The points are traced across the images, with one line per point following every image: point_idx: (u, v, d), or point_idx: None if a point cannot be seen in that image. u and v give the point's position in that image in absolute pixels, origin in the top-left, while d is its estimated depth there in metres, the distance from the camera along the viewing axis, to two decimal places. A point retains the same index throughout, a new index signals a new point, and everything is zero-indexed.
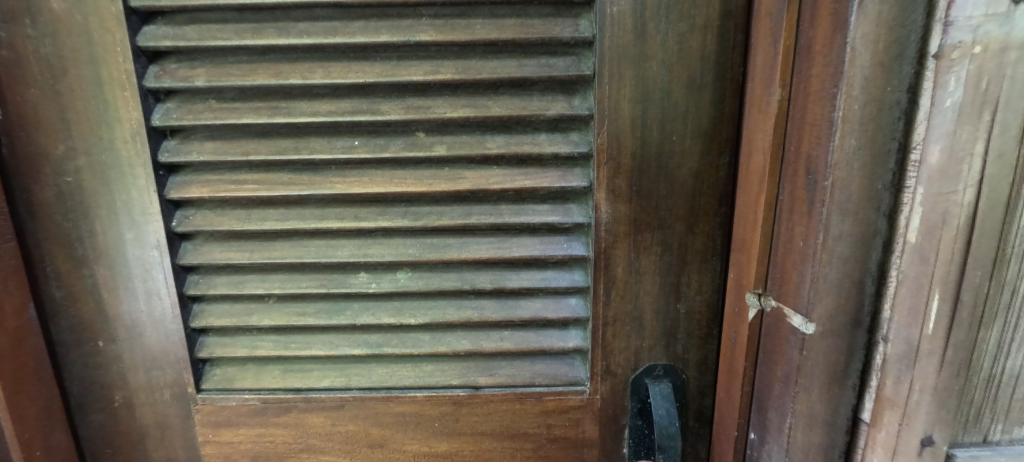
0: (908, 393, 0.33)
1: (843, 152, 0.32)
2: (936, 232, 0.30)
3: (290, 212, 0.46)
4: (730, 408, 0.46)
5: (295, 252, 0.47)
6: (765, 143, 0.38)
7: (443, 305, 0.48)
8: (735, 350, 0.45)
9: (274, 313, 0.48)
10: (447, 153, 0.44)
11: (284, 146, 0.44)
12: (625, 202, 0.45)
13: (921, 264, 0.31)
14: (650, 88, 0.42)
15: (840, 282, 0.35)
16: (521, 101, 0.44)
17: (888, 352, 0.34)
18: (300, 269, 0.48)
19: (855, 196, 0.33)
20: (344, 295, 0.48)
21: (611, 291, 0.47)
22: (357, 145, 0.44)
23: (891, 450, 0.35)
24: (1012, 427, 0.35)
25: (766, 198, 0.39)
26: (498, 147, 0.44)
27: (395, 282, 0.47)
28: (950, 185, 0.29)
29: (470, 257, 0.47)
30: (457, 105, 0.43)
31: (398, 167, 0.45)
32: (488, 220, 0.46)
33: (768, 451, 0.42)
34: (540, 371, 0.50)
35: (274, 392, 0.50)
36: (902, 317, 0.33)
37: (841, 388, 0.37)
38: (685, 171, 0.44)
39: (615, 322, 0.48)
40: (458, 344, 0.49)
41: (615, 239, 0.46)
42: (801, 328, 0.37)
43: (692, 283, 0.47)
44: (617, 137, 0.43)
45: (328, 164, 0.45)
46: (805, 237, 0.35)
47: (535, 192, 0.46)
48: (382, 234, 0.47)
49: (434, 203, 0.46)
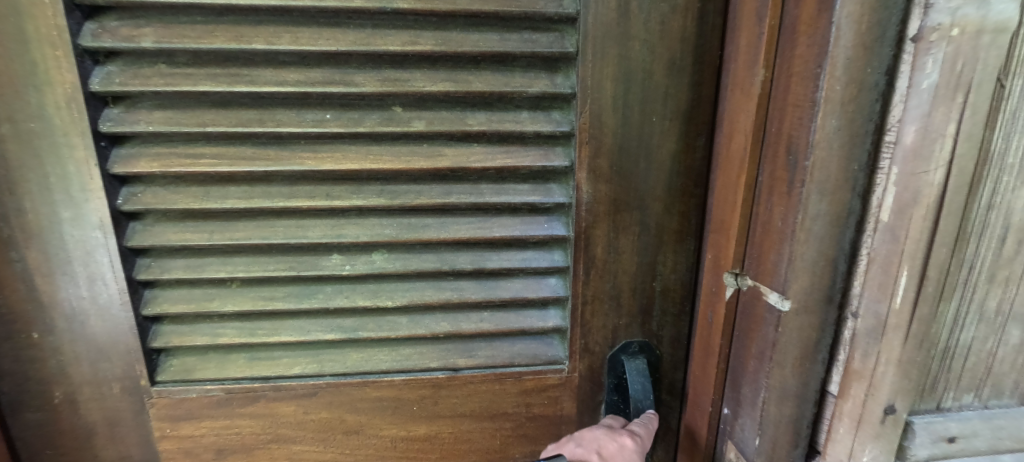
0: (875, 365, 0.35)
1: (825, 131, 0.32)
2: (906, 212, 0.32)
3: (255, 189, 0.43)
4: (705, 385, 0.48)
5: (261, 232, 0.44)
6: (747, 125, 0.38)
7: (421, 286, 0.47)
8: (711, 329, 0.46)
9: (239, 299, 0.46)
10: (426, 129, 0.43)
11: (247, 118, 0.41)
12: (606, 182, 0.44)
13: (891, 242, 0.33)
14: (632, 68, 0.42)
15: (816, 261, 0.36)
16: (502, 77, 0.43)
17: (857, 326, 0.36)
18: (266, 251, 0.45)
19: (833, 176, 0.33)
20: (315, 277, 0.46)
21: (590, 270, 0.47)
22: (328, 119, 0.42)
23: (856, 419, 0.37)
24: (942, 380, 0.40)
25: (746, 179, 0.39)
26: (478, 124, 0.43)
27: (371, 264, 0.46)
28: (923, 165, 0.30)
29: (449, 237, 0.45)
30: (436, 79, 0.42)
31: (373, 143, 0.43)
32: (468, 199, 0.45)
33: (740, 425, 0.44)
34: (519, 351, 0.50)
35: (240, 381, 0.48)
36: (872, 292, 0.34)
37: (812, 363, 0.38)
38: (664, 152, 0.44)
39: (593, 301, 0.48)
40: (437, 326, 0.48)
41: (594, 219, 0.45)
42: (778, 305, 0.38)
43: (667, 263, 0.48)
44: (599, 116, 0.43)
45: (297, 138, 0.42)
46: (783, 217, 0.36)
47: (516, 171, 0.45)
48: (356, 214, 0.45)
49: (412, 182, 0.44)
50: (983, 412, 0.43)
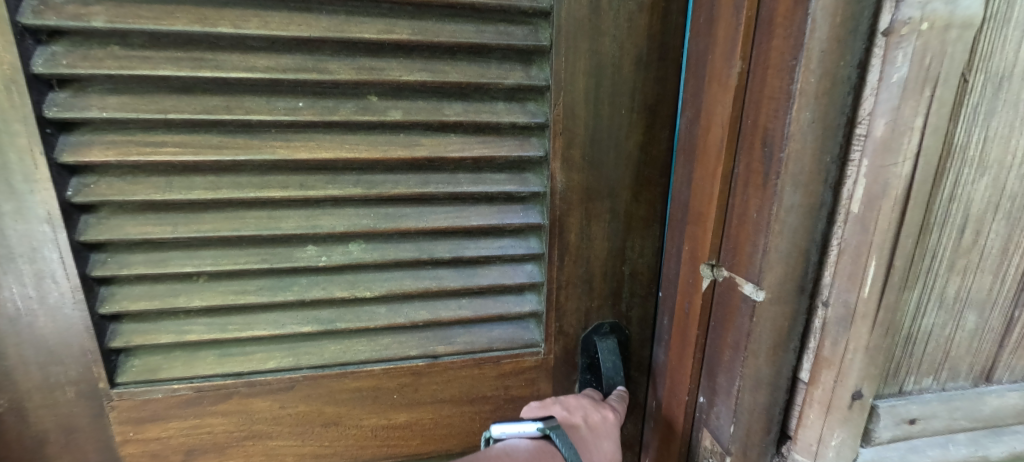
0: (844, 352, 0.37)
1: (799, 123, 0.33)
2: (876, 203, 0.32)
3: (223, 180, 0.42)
4: (681, 374, 0.48)
5: (230, 225, 0.43)
6: (724, 117, 0.38)
7: (400, 275, 0.47)
8: (688, 319, 0.46)
9: (207, 294, 0.44)
10: (403, 119, 0.42)
11: (213, 105, 0.40)
12: (578, 172, 0.46)
13: (861, 233, 0.33)
14: (603, 63, 0.43)
15: (789, 252, 0.36)
16: (479, 68, 0.43)
17: (828, 315, 0.37)
18: (235, 244, 0.43)
19: (807, 168, 0.34)
20: (288, 270, 0.45)
21: (565, 257, 0.48)
22: (301, 107, 0.41)
23: (825, 404, 0.39)
24: (904, 363, 0.42)
25: (722, 170, 0.39)
26: (455, 115, 0.43)
27: (347, 254, 0.45)
28: (892, 157, 0.31)
29: (427, 227, 0.45)
30: (412, 69, 0.42)
31: (348, 131, 0.42)
32: (446, 189, 0.45)
33: (716, 412, 0.44)
34: (497, 336, 0.50)
35: (210, 378, 0.46)
36: (842, 282, 0.35)
37: (785, 351, 0.39)
38: (631, 144, 0.46)
39: (567, 285, 0.49)
40: (416, 315, 0.48)
41: (568, 207, 0.46)
42: (752, 296, 0.38)
43: (635, 248, 0.50)
44: (572, 108, 0.44)
45: (268, 126, 0.41)
46: (759, 208, 0.36)
47: (492, 161, 0.45)
48: (331, 204, 0.44)
49: (388, 172, 0.44)
50: (940, 394, 0.46)
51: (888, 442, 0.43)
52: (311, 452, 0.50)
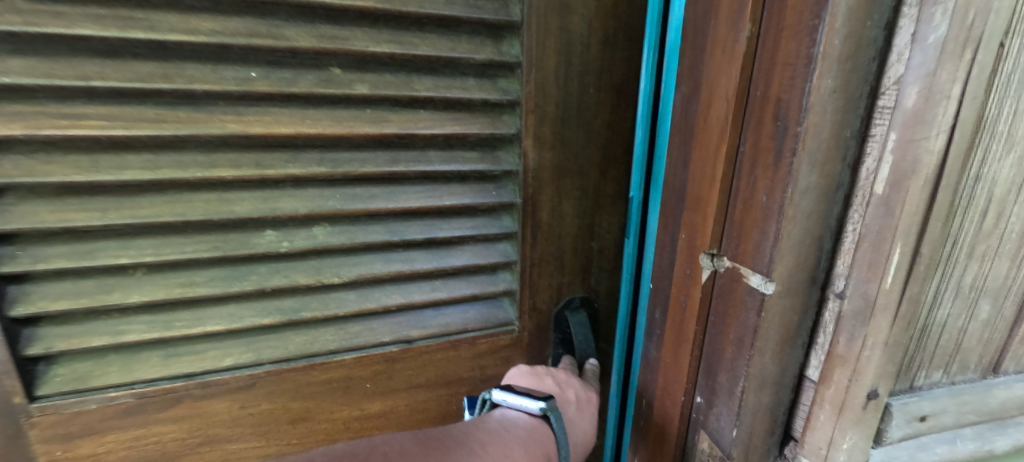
0: (860, 348, 0.33)
1: (820, 93, 0.29)
2: (903, 184, 0.29)
3: (161, 158, 0.37)
4: (676, 373, 0.44)
5: (172, 209, 0.38)
6: (729, 89, 0.34)
7: (370, 259, 0.45)
8: (685, 313, 0.42)
9: (147, 288, 0.39)
10: (370, 93, 0.40)
11: (147, 72, 0.35)
12: (550, 149, 0.46)
13: (885, 216, 0.30)
14: (572, 40, 0.44)
15: (803, 240, 0.32)
16: (449, 41, 0.41)
17: (843, 308, 0.33)
18: (179, 231, 0.39)
19: (825, 144, 0.30)
20: (243, 258, 0.41)
21: (537, 234, 0.48)
22: (254, 78, 0.37)
23: (838, 405, 0.35)
24: (917, 359, 0.39)
25: (725, 149, 0.35)
26: (425, 89, 0.41)
27: (311, 239, 0.42)
28: (924, 130, 0.27)
29: (398, 208, 0.43)
30: (379, 40, 0.39)
31: (309, 105, 0.39)
32: (417, 168, 0.43)
33: (716, 414, 0.41)
34: (472, 317, 0.50)
35: (154, 382, 0.41)
36: (861, 272, 0.32)
37: (792, 348, 0.36)
38: (599, 122, 0.47)
39: (540, 262, 0.50)
40: (388, 299, 0.46)
41: (540, 185, 0.47)
42: (761, 288, 0.34)
43: (604, 224, 0.51)
44: (542, 86, 0.44)
45: (215, 99, 0.37)
46: (769, 191, 0.32)
47: (464, 139, 0.44)
48: (291, 185, 0.40)
49: (354, 149, 0.41)
50: (951, 388, 0.43)
51: (898, 441, 0.40)
52: (277, 451, 0.47)
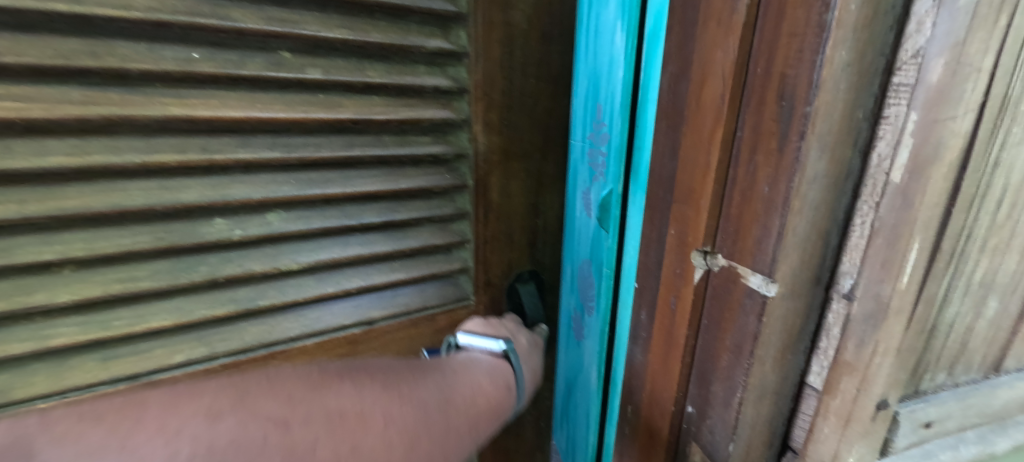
0: (870, 356, 0.30)
1: (833, 67, 0.25)
2: (925, 171, 0.26)
3: (91, 143, 0.32)
4: (666, 380, 0.41)
5: (106, 199, 0.33)
6: (726, 64, 0.30)
7: (326, 244, 0.41)
8: (675, 317, 0.38)
9: (79, 286, 0.34)
10: (324, 78, 0.37)
11: (71, 50, 0.30)
12: (498, 134, 0.46)
13: (903, 208, 0.26)
14: (514, 32, 0.44)
15: (808, 236, 0.29)
16: (399, 29, 0.39)
17: (852, 310, 0.30)
18: (115, 223, 0.33)
19: (836, 126, 0.26)
20: (188, 248, 0.36)
21: (489, 213, 0.48)
22: (197, 59, 0.33)
23: (844, 417, 0.32)
24: (925, 362, 0.36)
25: (721, 134, 0.31)
26: (379, 76, 0.39)
27: (264, 226, 0.38)
28: (950, 110, 0.25)
29: (356, 193, 0.40)
30: (330, 25, 0.37)
31: (256, 89, 0.35)
32: (372, 152, 0.40)
33: (709, 427, 0.37)
34: (432, 295, 0.48)
35: (92, 388, 0.35)
36: (873, 272, 0.28)
37: (794, 354, 0.33)
38: (540, 108, 0.49)
39: (493, 240, 0.49)
40: (349, 283, 0.43)
41: (490, 167, 0.46)
42: (762, 290, 0.30)
43: (545, 203, 0.53)
44: (489, 74, 0.44)
45: (150, 80, 0.32)
46: (772, 182, 0.29)
47: (418, 124, 0.42)
48: (241, 171, 0.36)
49: (304, 135, 0.37)
50: (956, 391, 0.40)
51: (902, 450, 0.38)
52: None
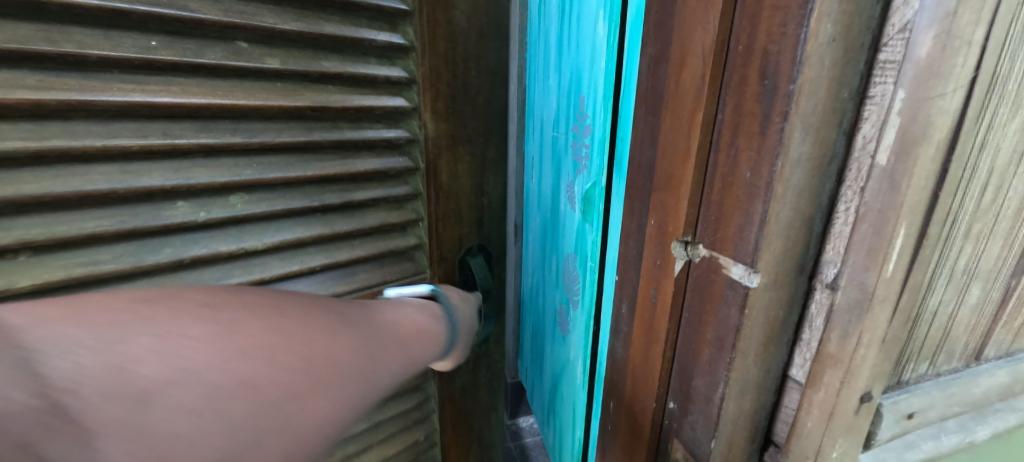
0: (855, 347, 0.29)
1: (818, 41, 0.24)
2: (912, 150, 0.24)
3: (49, 129, 0.27)
4: (647, 376, 0.39)
5: (69, 184, 0.28)
6: (706, 42, 0.29)
7: (287, 224, 0.36)
8: (655, 310, 0.37)
9: (42, 273, 0.28)
10: (281, 68, 0.33)
11: (26, 37, 0.26)
12: (446, 122, 0.41)
13: (890, 192, 0.25)
14: (455, 29, 0.39)
15: (791, 223, 0.27)
16: (353, 22, 0.35)
17: (835, 300, 0.29)
18: (68, 211, 0.28)
19: (820, 105, 0.25)
20: (153, 232, 0.31)
21: (440, 194, 0.42)
22: (158, 48, 0.29)
23: (827, 411, 0.31)
24: (908, 349, 0.35)
25: (701, 118, 0.30)
26: (335, 67, 0.35)
27: (229, 209, 0.33)
28: (940, 85, 0.23)
29: (316, 175, 0.36)
30: (286, 18, 0.33)
31: (216, 77, 0.31)
32: (331, 136, 0.36)
33: (691, 423, 0.36)
34: (391, 267, 0.42)
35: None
36: (858, 259, 0.27)
37: (777, 347, 0.31)
38: (485, 98, 0.43)
39: (443, 218, 0.43)
40: (313, 261, 0.37)
41: (438, 151, 0.41)
42: (744, 281, 0.29)
43: (494, 179, 0.46)
44: (433, 64, 0.39)
45: (109, 66, 0.28)
46: (754, 167, 0.27)
47: (371, 111, 0.37)
48: (203, 155, 0.31)
49: (263, 122, 0.33)
50: (938, 381, 0.39)
51: (886, 441, 0.37)
52: None
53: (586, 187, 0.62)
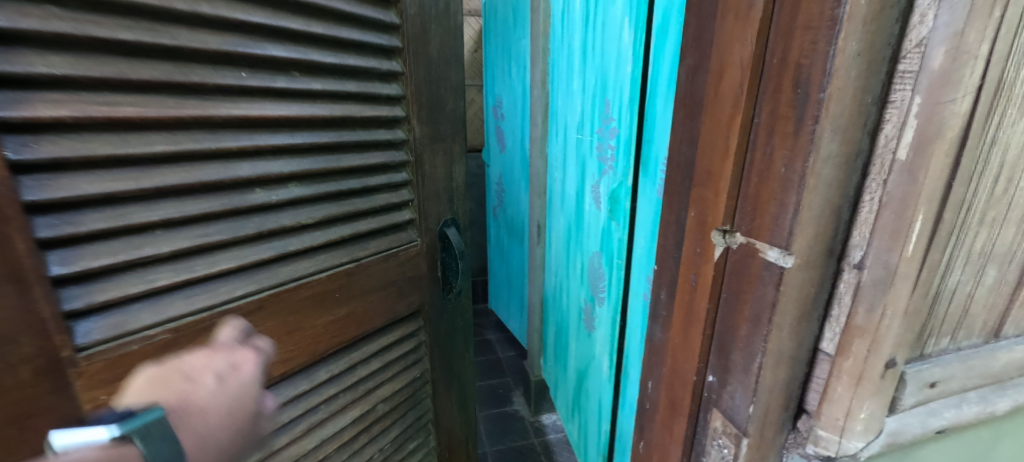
0: (880, 318, 0.33)
1: (844, 56, 0.28)
2: (928, 148, 0.28)
3: (179, 136, 0.36)
4: (687, 353, 0.43)
5: (191, 176, 0.37)
6: (744, 56, 0.33)
7: (329, 206, 0.46)
8: (695, 292, 0.41)
9: (178, 242, 0.37)
10: (324, 90, 0.44)
11: (167, 70, 0.35)
12: (423, 124, 0.54)
13: (909, 183, 0.29)
14: (431, 56, 0.53)
15: (822, 211, 0.32)
16: (364, 59, 0.47)
17: (862, 278, 0.33)
18: (193, 195, 0.37)
19: (847, 110, 0.29)
20: (242, 211, 0.40)
21: (422, 182, 0.56)
22: (247, 77, 0.39)
23: (856, 377, 0.35)
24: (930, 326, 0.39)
25: (739, 120, 0.34)
26: (356, 87, 0.47)
27: (289, 193, 0.43)
28: (951, 92, 0.27)
29: (342, 166, 0.47)
30: (324, 53, 0.44)
31: (281, 98, 0.41)
32: (352, 136, 0.47)
33: (730, 392, 0.40)
34: (395, 239, 0.54)
35: (182, 318, 0.38)
36: (883, 242, 0.31)
37: (809, 321, 0.35)
38: (452, 107, 0.57)
39: (426, 199, 0.57)
40: (344, 229, 0.48)
41: (420, 147, 0.54)
42: (779, 262, 0.33)
43: (459, 173, 0.61)
44: (416, 82, 0.52)
45: (218, 90, 0.37)
46: (788, 162, 0.31)
47: (380, 118, 0.50)
48: (270, 152, 0.41)
49: (309, 127, 0.44)
50: (958, 354, 0.42)
51: (910, 408, 0.41)
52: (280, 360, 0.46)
53: (612, 186, 0.71)
